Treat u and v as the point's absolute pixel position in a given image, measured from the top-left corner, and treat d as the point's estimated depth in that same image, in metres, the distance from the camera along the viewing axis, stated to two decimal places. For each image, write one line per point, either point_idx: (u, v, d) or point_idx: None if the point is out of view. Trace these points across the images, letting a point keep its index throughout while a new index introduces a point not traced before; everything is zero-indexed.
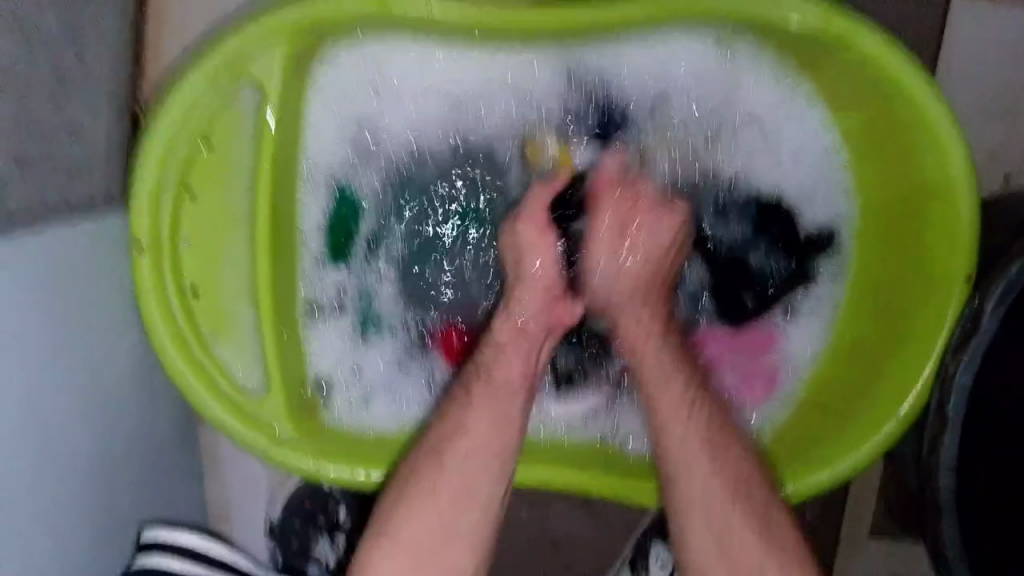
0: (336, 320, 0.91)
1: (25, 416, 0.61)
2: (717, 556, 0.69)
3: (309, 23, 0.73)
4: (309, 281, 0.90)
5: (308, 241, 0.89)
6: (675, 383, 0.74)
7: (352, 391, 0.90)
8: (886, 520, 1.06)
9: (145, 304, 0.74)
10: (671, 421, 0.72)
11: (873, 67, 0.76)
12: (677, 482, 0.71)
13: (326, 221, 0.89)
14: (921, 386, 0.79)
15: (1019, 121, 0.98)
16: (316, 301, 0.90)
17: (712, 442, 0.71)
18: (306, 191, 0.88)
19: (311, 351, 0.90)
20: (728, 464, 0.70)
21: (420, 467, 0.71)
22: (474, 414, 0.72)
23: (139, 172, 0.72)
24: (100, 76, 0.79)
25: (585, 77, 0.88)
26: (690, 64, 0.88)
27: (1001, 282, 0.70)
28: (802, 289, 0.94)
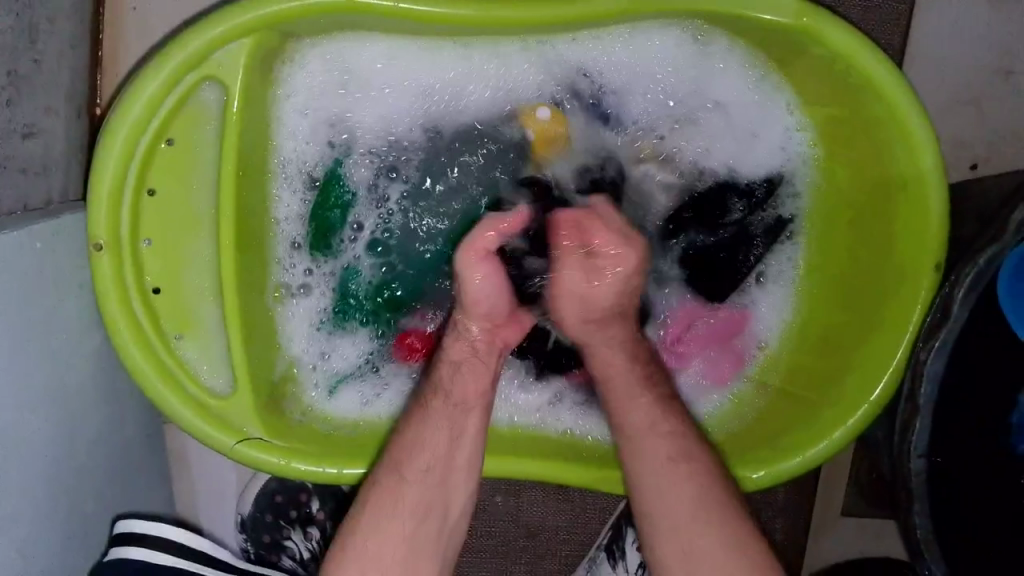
0: (307, 302, 0.89)
1: (1, 422, 0.60)
2: (685, 566, 0.70)
3: (271, 19, 0.72)
4: (282, 265, 0.88)
5: (285, 229, 0.88)
6: (642, 399, 0.78)
7: (320, 376, 0.90)
8: (857, 502, 1.08)
9: (106, 306, 0.73)
10: (619, 405, 0.78)
11: (842, 61, 0.77)
12: (642, 484, 0.75)
13: (309, 213, 0.88)
14: (894, 370, 0.81)
15: (982, 111, 1.00)
16: (285, 284, 0.88)
17: (655, 423, 0.76)
18: (280, 183, 0.87)
19: (283, 334, 0.88)
20: (665, 437, 0.75)
21: (390, 468, 0.73)
22: (432, 427, 0.74)
23: (99, 169, 0.71)
24: (54, 72, 0.78)
25: (569, 70, 0.88)
26: (664, 59, 0.88)
27: (972, 271, 0.71)
28: (775, 257, 0.94)
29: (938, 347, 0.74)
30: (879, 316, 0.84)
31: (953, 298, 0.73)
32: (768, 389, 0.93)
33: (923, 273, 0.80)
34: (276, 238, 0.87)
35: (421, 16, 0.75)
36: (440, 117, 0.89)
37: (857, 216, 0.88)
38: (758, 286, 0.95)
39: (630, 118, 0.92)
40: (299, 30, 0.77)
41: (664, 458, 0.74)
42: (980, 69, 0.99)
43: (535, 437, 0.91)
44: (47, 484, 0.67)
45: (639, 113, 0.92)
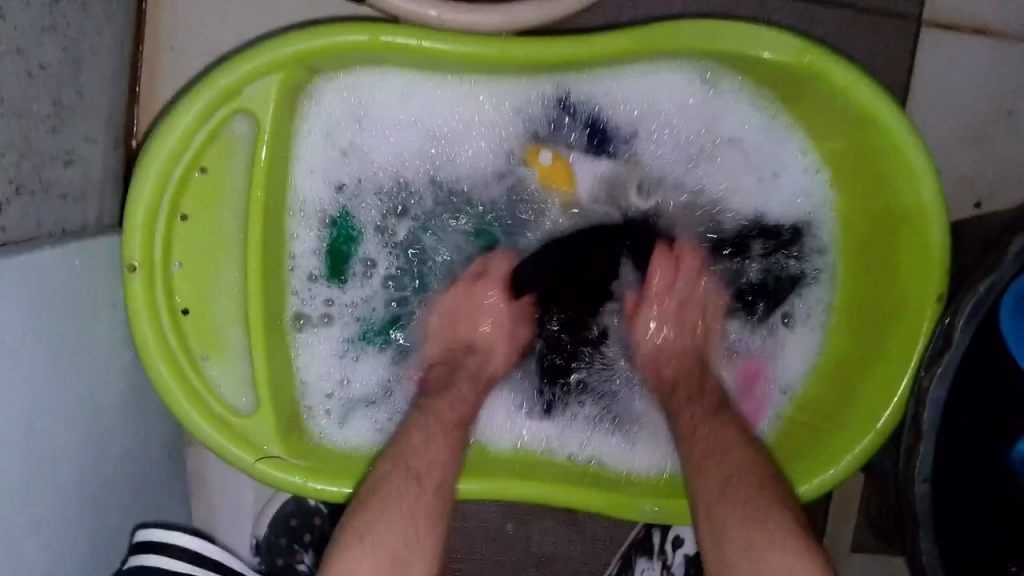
0: (325, 331, 0.92)
1: (34, 430, 0.63)
2: (722, 495, 0.71)
3: (300, 54, 0.76)
4: (297, 295, 0.91)
5: (301, 263, 0.90)
6: (690, 406, 0.83)
7: (336, 403, 0.92)
8: (867, 536, 1.08)
9: (136, 325, 0.76)
10: (694, 450, 0.78)
11: (844, 97, 0.81)
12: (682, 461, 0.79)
13: (323, 248, 0.91)
14: (899, 400, 0.83)
15: (984, 150, 1.03)
16: (304, 313, 0.91)
17: (711, 458, 0.75)
18: (297, 221, 0.90)
19: (299, 362, 0.91)
20: (726, 465, 0.74)
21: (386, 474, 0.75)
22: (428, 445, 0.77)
23: (135, 195, 0.74)
24: (94, 103, 0.82)
25: (583, 103, 0.91)
26: (678, 97, 0.91)
27: (973, 299, 0.73)
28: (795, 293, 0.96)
29: (942, 374, 0.75)
30: (885, 346, 0.86)
31: (955, 327, 0.75)
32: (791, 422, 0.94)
33: (925, 301, 0.82)
34: (292, 271, 0.90)
35: (440, 54, 0.79)
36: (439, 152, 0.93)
37: (863, 251, 0.91)
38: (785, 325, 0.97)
39: (648, 150, 0.95)
40: (326, 66, 0.81)
41: (720, 494, 0.72)
42: (982, 109, 1.02)
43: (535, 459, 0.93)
44: (75, 493, 0.70)
45: (645, 149, 0.95)
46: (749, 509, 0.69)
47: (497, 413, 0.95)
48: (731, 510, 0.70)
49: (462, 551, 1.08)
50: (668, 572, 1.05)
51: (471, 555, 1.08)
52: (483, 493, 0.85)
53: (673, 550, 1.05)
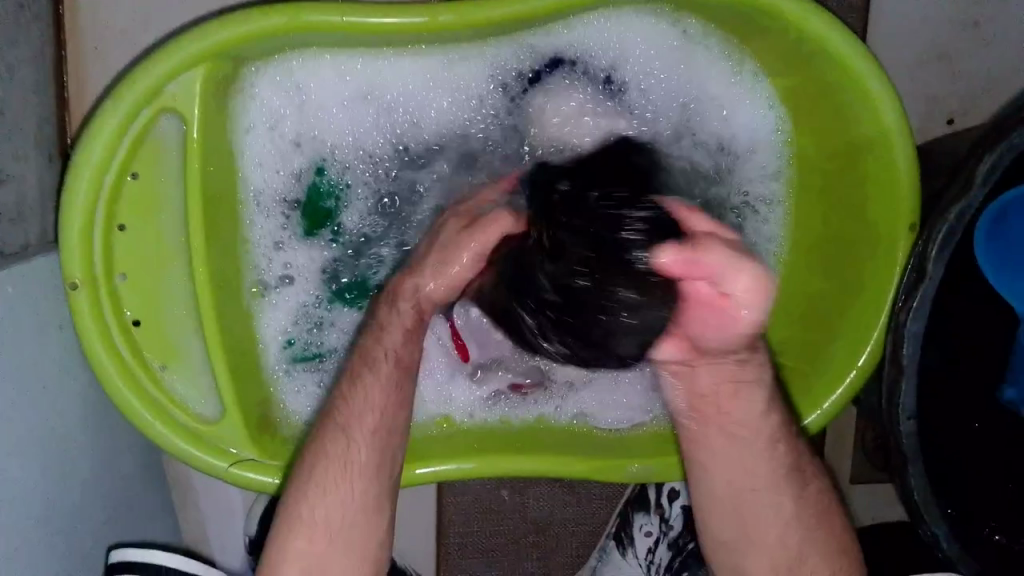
0: (286, 293, 0.90)
1: None
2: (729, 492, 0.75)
3: (221, 46, 0.72)
4: (259, 263, 0.89)
5: (262, 235, 0.88)
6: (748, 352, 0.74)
7: (295, 363, 0.91)
8: (865, 467, 1.07)
9: (88, 343, 0.74)
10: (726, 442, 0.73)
11: (794, 30, 0.76)
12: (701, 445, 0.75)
13: (286, 222, 0.89)
14: (876, 338, 0.81)
15: (952, 65, 0.98)
16: (265, 280, 0.89)
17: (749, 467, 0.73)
18: (252, 210, 0.87)
19: (263, 325, 0.89)
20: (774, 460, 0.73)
21: (359, 378, 0.74)
22: (369, 389, 0.73)
23: (68, 209, 0.72)
24: (19, 116, 0.79)
25: (540, 60, 0.87)
26: (637, 44, 0.87)
27: (943, 228, 0.69)
28: (761, 210, 0.93)
29: (918, 308, 0.71)
30: (859, 281, 0.84)
31: (927, 254, 0.71)
32: None
33: (897, 232, 0.80)
34: (253, 243, 0.88)
35: (367, 29, 0.74)
36: (401, 132, 0.90)
37: (831, 185, 0.87)
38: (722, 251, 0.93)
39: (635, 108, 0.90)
40: (250, 53, 0.77)
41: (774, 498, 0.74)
42: (947, 21, 0.97)
43: (506, 428, 0.91)
44: (40, 524, 0.68)
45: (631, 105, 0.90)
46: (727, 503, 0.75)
47: (456, 392, 0.93)
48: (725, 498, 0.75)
49: (459, 526, 1.06)
50: (667, 526, 1.00)
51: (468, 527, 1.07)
52: (469, 473, 0.84)
53: (670, 503, 1.01)
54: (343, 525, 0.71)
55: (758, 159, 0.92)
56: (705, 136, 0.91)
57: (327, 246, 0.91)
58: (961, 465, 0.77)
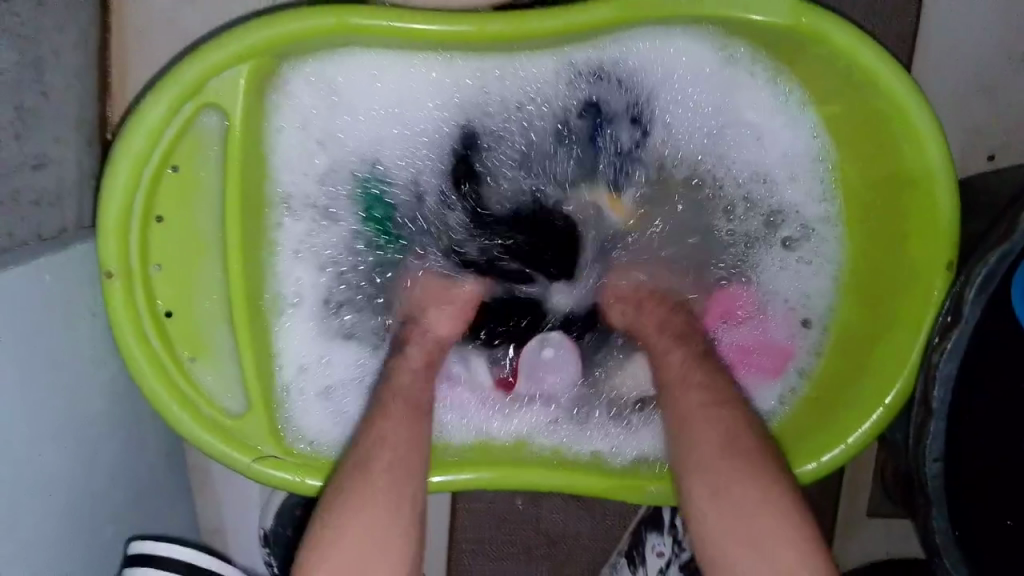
0: (302, 311, 0.89)
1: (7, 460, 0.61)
2: (715, 509, 0.65)
3: (266, 43, 0.72)
4: (282, 275, 0.88)
5: (287, 247, 0.88)
6: (676, 353, 0.78)
7: (308, 383, 0.89)
8: (883, 500, 1.06)
9: (119, 332, 0.74)
10: (692, 432, 0.70)
11: (842, 59, 0.76)
12: (685, 447, 0.70)
13: (311, 234, 0.89)
14: (908, 374, 0.80)
15: (996, 102, 0.97)
16: (283, 294, 0.88)
17: (713, 408, 0.70)
18: (282, 219, 0.87)
19: (279, 345, 0.88)
20: (721, 407, 0.70)
21: (387, 413, 0.75)
22: (398, 428, 0.74)
23: (107, 198, 0.72)
24: (62, 102, 0.80)
25: (582, 74, 0.88)
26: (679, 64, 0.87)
27: (983, 270, 0.68)
28: (814, 238, 0.92)
29: (953, 347, 0.71)
30: (894, 315, 0.82)
31: (966, 295, 0.70)
32: (797, 396, 0.90)
33: (937, 269, 0.79)
34: (277, 254, 0.88)
35: (413, 34, 0.74)
36: (439, 138, 0.90)
37: (871, 215, 0.86)
38: (777, 262, 0.93)
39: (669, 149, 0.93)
40: (294, 52, 0.77)
41: (749, 449, 0.67)
42: (993, 57, 0.96)
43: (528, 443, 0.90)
44: (62, 511, 0.69)
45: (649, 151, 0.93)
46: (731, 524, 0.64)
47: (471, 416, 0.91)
48: (716, 523, 0.65)
49: (470, 533, 1.06)
50: (678, 548, 0.99)
51: (479, 534, 1.07)
52: (485, 483, 0.83)
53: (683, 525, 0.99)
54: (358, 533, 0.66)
55: (795, 191, 0.91)
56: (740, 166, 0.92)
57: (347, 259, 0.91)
58: None
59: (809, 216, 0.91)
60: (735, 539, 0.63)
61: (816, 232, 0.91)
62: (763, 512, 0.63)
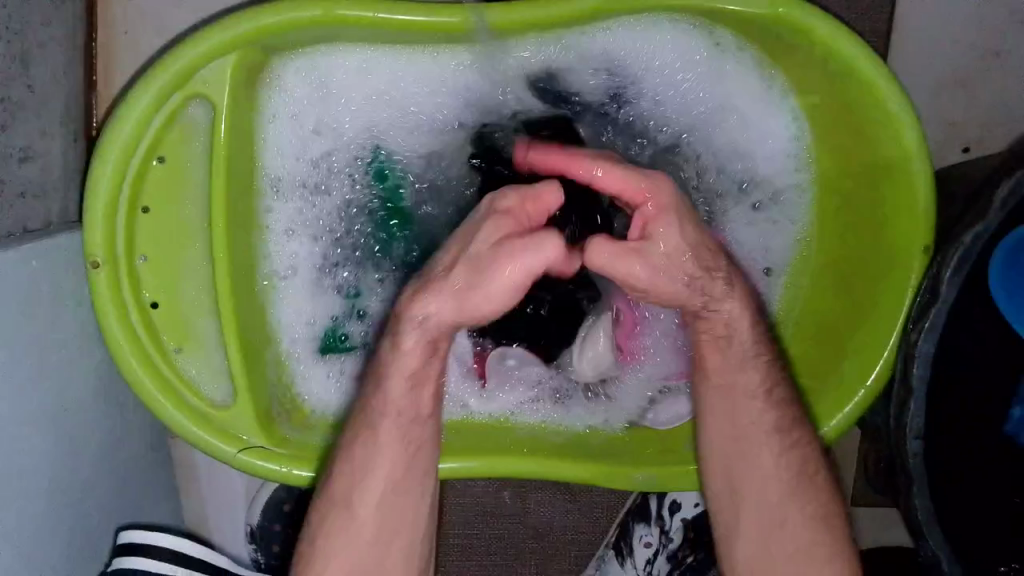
0: (296, 281, 0.90)
1: None
2: (754, 534, 0.75)
3: (251, 34, 0.73)
4: (275, 248, 0.89)
5: (277, 222, 0.88)
6: (751, 372, 0.78)
7: (304, 345, 0.91)
8: (868, 490, 1.07)
9: (105, 322, 0.74)
10: (751, 464, 0.76)
11: (818, 47, 0.77)
12: (743, 469, 0.77)
13: (299, 215, 0.89)
14: (887, 356, 0.82)
15: (971, 95, 0.99)
16: (274, 268, 0.89)
17: (789, 429, 0.77)
18: (272, 198, 0.88)
19: (275, 313, 0.89)
20: (798, 446, 0.76)
21: (369, 443, 0.71)
22: (381, 455, 0.71)
23: (93, 187, 0.72)
24: (49, 95, 0.80)
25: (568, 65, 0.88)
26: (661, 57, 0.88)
27: (959, 249, 0.70)
28: (790, 204, 0.93)
29: (930, 328, 0.72)
30: (875, 297, 0.84)
31: (943, 277, 0.71)
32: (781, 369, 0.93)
33: (913, 252, 0.80)
34: (269, 229, 0.88)
35: (397, 26, 0.75)
36: (425, 122, 0.91)
37: (848, 204, 0.88)
38: (753, 233, 0.94)
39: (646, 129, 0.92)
40: (279, 44, 0.78)
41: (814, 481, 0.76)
42: (967, 50, 0.98)
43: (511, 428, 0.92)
44: (47, 500, 0.69)
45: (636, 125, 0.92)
46: (756, 526, 0.76)
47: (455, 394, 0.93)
48: (745, 542, 0.76)
49: (458, 527, 1.07)
50: (666, 537, 1.02)
51: (466, 529, 1.07)
52: (471, 472, 0.84)
53: (671, 515, 1.02)
54: (354, 568, 0.70)
55: (769, 167, 0.92)
56: (719, 156, 0.93)
57: (332, 232, 0.91)
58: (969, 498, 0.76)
59: (782, 191, 0.93)
60: (755, 552, 0.75)
61: (789, 202, 0.93)
62: (816, 541, 0.73)
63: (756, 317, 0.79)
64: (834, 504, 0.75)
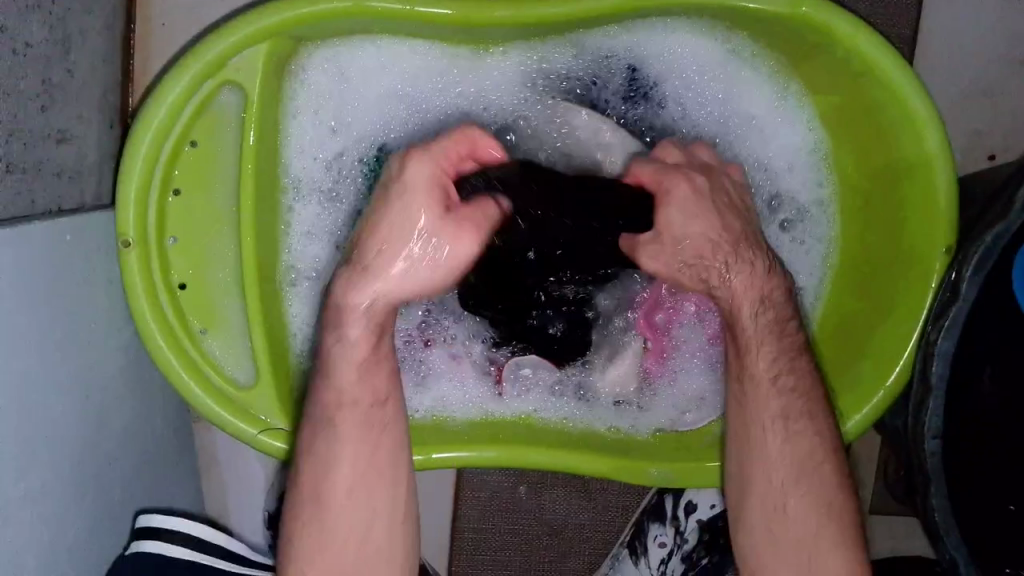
0: (314, 286, 0.91)
1: (23, 415, 0.63)
2: (768, 527, 0.74)
3: (284, 24, 0.75)
4: (294, 249, 0.90)
5: (297, 222, 0.90)
6: (761, 354, 0.77)
7: (319, 354, 0.90)
8: (886, 497, 1.06)
9: (134, 301, 0.76)
10: (761, 450, 0.75)
11: (841, 46, 0.78)
12: (755, 458, 0.76)
13: (321, 213, 0.90)
14: (906, 356, 0.81)
15: (996, 102, 0.99)
16: (295, 267, 0.90)
17: (804, 418, 0.75)
18: (291, 196, 0.89)
19: (293, 316, 0.90)
20: (804, 436, 0.75)
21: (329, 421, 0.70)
22: (350, 433, 0.70)
23: (128, 168, 0.74)
24: (87, 81, 0.82)
25: (593, 62, 0.89)
26: (685, 56, 0.89)
27: (980, 246, 0.70)
28: (811, 219, 0.93)
29: (948, 327, 0.73)
30: (894, 299, 0.84)
31: (962, 276, 0.72)
32: None
33: (933, 253, 0.80)
34: (288, 228, 0.90)
35: (426, 19, 0.77)
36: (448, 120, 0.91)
37: (869, 204, 0.88)
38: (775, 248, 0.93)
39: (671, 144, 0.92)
40: (310, 35, 0.80)
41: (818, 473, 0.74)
42: (993, 58, 0.98)
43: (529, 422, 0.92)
44: (72, 471, 0.70)
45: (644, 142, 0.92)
46: (767, 513, 0.74)
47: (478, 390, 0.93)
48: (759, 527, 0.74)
49: (474, 522, 1.07)
50: (681, 538, 1.01)
51: (482, 523, 1.07)
52: (486, 462, 0.85)
53: (686, 516, 1.01)
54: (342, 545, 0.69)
55: (791, 180, 0.92)
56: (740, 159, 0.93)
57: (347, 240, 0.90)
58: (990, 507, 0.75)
59: (805, 199, 0.93)
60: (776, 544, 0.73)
61: (815, 216, 0.93)
62: (826, 529, 0.72)
63: (767, 303, 0.78)
64: (841, 495, 0.73)
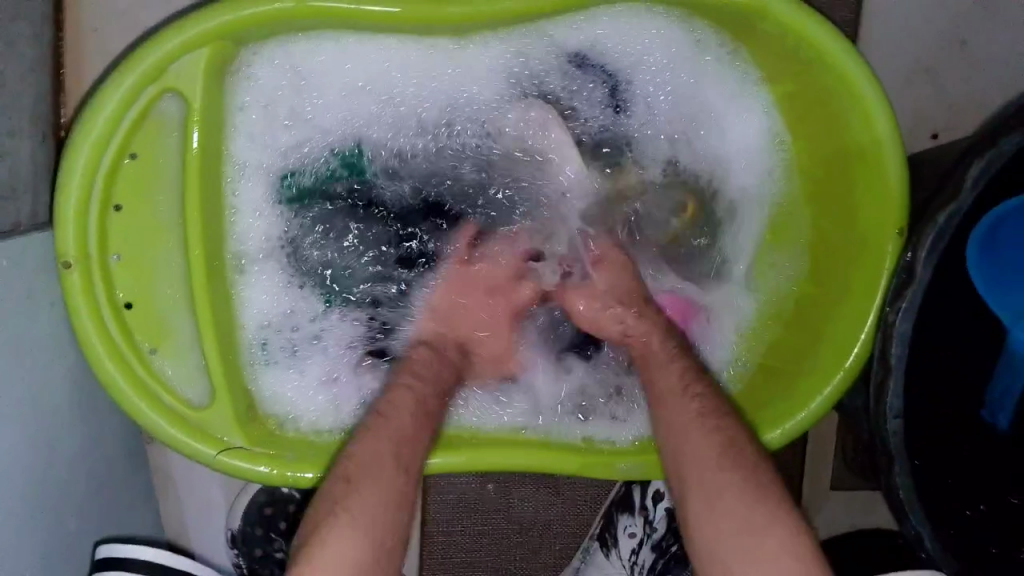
0: (265, 267, 0.90)
1: None
2: (709, 525, 0.66)
3: (225, 27, 0.72)
4: (241, 229, 0.88)
5: (248, 206, 0.88)
6: (668, 369, 0.79)
7: (275, 342, 0.90)
8: (846, 474, 1.08)
9: (78, 323, 0.73)
10: (684, 446, 0.71)
11: (790, 34, 0.78)
12: (684, 460, 0.71)
13: (280, 199, 0.89)
14: (863, 338, 0.82)
15: (938, 81, 1.00)
16: (245, 250, 0.88)
17: (714, 417, 0.72)
18: (240, 179, 0.87)
19: (243, 296, 0.89)
20: (721, 428, 0.71)
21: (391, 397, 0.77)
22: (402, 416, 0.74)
23: (65, 182, 0.71)
24: (16, 93, 0.78)
25: (546, 55, 0.89)
26: (637, 47, 0.88)
27: (932, 231, 0.69)
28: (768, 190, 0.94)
29: (906, 308, 0.72)
30: (851, 278, 0.85)
31: (918, 258, 0.71)
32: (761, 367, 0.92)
33: (886, 236, 0.81)
34: (237, 211, 0.88)
35: (369, 17, 0.74)
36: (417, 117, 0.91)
37: (824, 188, 0.89)
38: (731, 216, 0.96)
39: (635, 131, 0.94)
40: (249, 37, 0.77)
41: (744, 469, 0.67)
42: (934, 38, 0.99)
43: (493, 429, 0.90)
44: (23, 504, 0.67)
45: (631, 127, 0.94)
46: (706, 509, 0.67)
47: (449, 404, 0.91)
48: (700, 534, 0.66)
49: (443, 524, 1.06)
50: (650, 528, 1.02)
51: (451, 526, 1.07)
52: (455, 467, 0.83)
53: (654, 505, 1.02)
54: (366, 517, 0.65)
55: (745, 164, 0.94)
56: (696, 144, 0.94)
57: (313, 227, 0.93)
58: (953, 484, 0.76)
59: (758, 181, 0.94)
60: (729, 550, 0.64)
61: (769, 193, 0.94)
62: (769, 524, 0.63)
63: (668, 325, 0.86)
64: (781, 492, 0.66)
